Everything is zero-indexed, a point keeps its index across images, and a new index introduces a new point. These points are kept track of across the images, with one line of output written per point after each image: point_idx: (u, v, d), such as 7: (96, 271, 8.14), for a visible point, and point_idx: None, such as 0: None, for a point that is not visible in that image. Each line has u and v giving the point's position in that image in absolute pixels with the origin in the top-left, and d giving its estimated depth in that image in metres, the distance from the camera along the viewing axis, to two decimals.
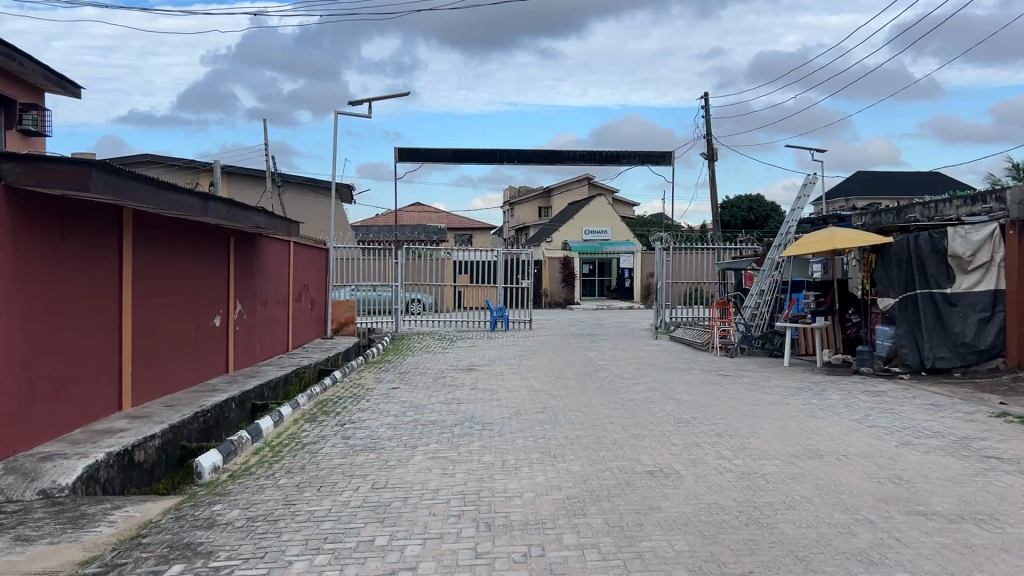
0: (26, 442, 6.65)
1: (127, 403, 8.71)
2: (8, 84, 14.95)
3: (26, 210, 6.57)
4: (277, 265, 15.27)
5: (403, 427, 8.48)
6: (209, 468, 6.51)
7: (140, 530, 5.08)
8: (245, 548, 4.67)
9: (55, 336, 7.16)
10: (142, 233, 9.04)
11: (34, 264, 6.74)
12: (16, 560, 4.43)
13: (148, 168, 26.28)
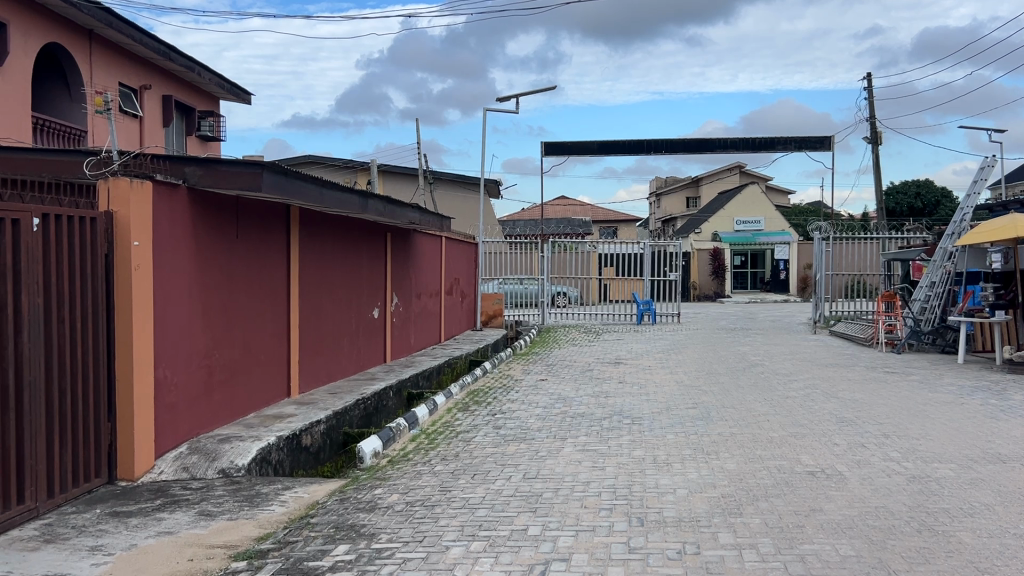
0: (206, 425, 7.19)
1: (294, 390, 9.24)
2: (188, 93, 16.18)
3: (206, 210, 7.09)
4: (429, 259, 15.75)
5: (552, 418, 8.55)
6: (370, 453, 6.81)
7: (309, 510, 5.37)
8: (405, 532, 4.84)
9: (232, 327, 7.70)
10: (307, 230, 9.55)
11: (213, 261, 7.26)
12: (201, 533, 4.83)
13: (309, 168, 27.74)
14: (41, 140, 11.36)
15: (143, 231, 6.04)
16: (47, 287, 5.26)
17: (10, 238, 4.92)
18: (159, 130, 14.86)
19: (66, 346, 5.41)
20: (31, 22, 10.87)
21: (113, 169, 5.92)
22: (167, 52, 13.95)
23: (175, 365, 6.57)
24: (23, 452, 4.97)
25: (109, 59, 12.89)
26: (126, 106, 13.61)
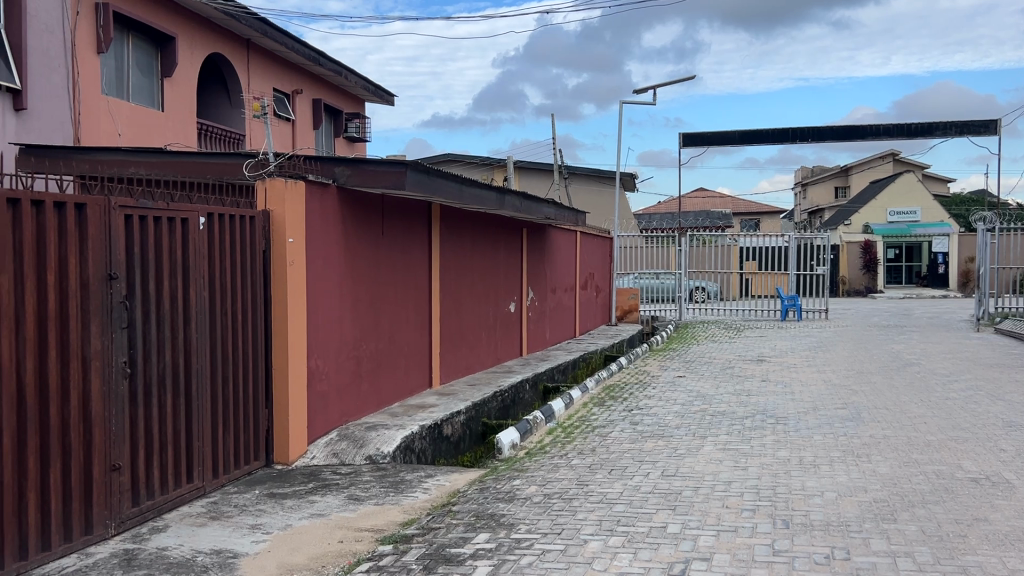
0: (354, 413, 7.51)
1: (436, 381, 9.51)
2: (336, 96, 16.92)
3: (354, 207, 7.40)
4: (565, 254, 15.80)
5: (691, 416, 8.40)
6: (508, 444, 6.92)
7: (450, 498, 5.52)
8: (543, 523, 4.90)
9: (378, 320, 8.01)
10: (448, 226, 9.79)
11: (360, 256, 7.58)
12: (350, 516, 5.07)
13: (448, 166, 28.45)
14: (205, 144, 12.23)
15: (297, 227, 6.37)
16: (212, 281, 5.65)
17: (180, 235, 5.32)
18: (309, 133, 15.63)
19: (228, 337, 5.80)
20: (196, 35, 11.67)
21: (269, 170, 6.27)
22: (317, 57, 14.62)
23: (326, 355, 6.90)
24: (192, 434, 5.38)
25: (265, 66, 13.68)
26: (280, 110, 14.41)
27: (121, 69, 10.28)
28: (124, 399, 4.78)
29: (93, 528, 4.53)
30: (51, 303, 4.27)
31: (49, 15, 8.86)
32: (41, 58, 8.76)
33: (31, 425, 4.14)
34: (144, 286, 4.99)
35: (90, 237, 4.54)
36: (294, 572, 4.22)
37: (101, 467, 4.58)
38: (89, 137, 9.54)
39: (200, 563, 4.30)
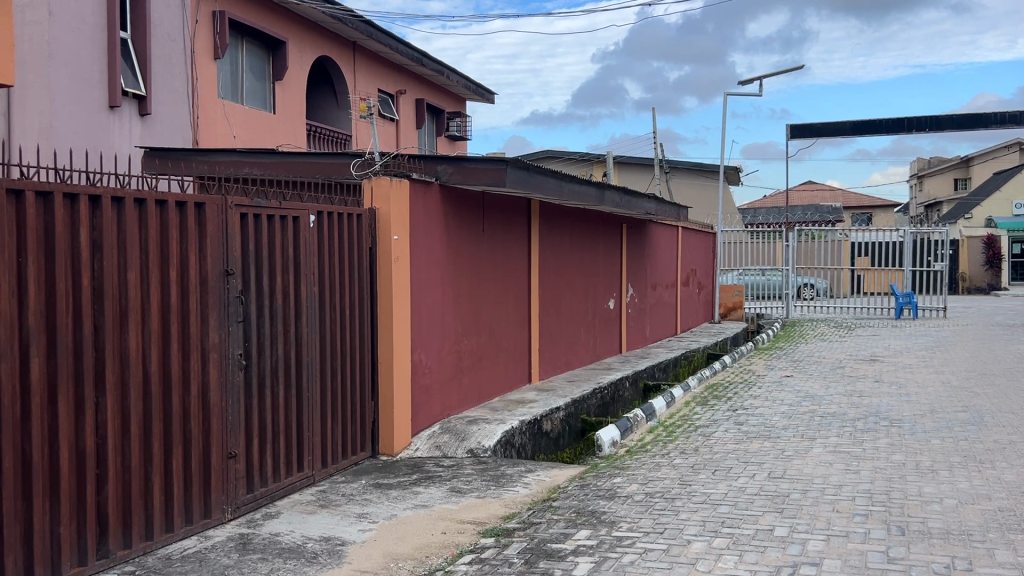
0: (456, 407, 7.63)
1: (535, 376, 9.55)
2: (438, 96, 17.19)
3: (456, 204, 7.51)
4: (666, 249, 15.58)
5: (799, 416, 8.15)
6: (609, 442, 6.88)
7: (551, 494, 5.53)
8: (645, 522, 4.85)
9: (478, 315, 8.10)
10: (547, 222, 9.82)
11: (462, 252, 7.68)
12: (453, 508, 5.15)
13: (548, 163, 28.47)
14: (314, 145, 12.65)
15: (402, 225, 6.51)
16: (321, 277, 5.84)
17: (291, 233, 5.52)
18: (412, 132, 15.93)
19: (336, 331, 5.98)
20: (305, 39, 12.07)
21: (375, 168, 6.43)
22: (419, 57, 14.86)
23: (429, 350, 7.03)
24: (302, 425, 5.58)
25: (370, 68, 14.03)
26: (384, 111, 14.76)
27: (235, 73, 10.74)
28: (240, 390, 5.00)
29: (211, 512, 4.76)
30: (173, 297, 4.50)
31: (171, 24, 9.33)
32: (163, 64, 9.24)
33: (155, 412, 4.38)
34: (258, 282, 5.20)
35: (209, 235, 4.76)
36: (399, 561, 4.32)
37: (218, 454, 4.81)
38: (206, 139, 10.01)
39: (310, 549, 4.46)
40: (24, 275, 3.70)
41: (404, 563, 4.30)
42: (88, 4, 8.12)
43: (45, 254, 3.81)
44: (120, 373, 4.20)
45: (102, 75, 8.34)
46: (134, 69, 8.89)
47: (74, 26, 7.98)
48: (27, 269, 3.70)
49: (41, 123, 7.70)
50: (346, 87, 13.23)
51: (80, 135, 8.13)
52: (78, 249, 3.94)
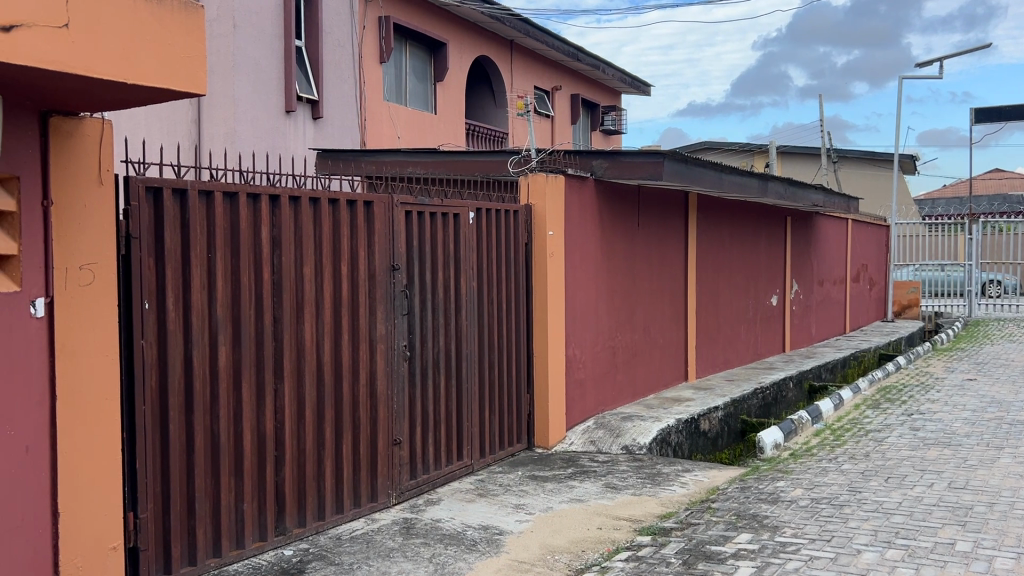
0: (611, 402, 7.61)
1: (692, 374, 9.37)
2: (593, 90, 17.15)
3: (612, 200, 7.48)
4: (834, 244, 14.82)
5: (984, 424, 7.53)
6: (771, 444, 6.64)
7: (710, 494, 5.40)
8: (810, 529, 4.64)
9: (634, 310, 8.03)
10: (705, 216, 9.59)
11: (617, 247, 7.63)
12: (610, 504, 5.15)
13: (705, 155, 27.75)
14: (472, 142, 12.97)
15: (558, 220, 6.56)
16: (480, 273, 5.98)
17: (452, 231, 5.68)
18: (568, 127, 15.99)
19: (493, 324, 6.11)
20: (464, 40, 12.37)
21: (532, 165, 6.51)
22: (575, 53, 14.85)
23: (584, 345, 7.05)
24: (461, 415, 5.74)
25: (527, 65, 14.19)
26: (541, 108, 14.90)
27: (399, 76, 11.17)
28: (404, 380, 5.20)
29: (377, 496, 4.98)
30: (344, 290, 4.75)
31: (341, 31, 9.81)
32: (334, 70, 9.74)
33: (327, 400, 4.64)
34: (421, 276, 5.39)
35: (377, 231, 4.98)
36: (556, 554, 4.35)
37: (384, 441, 5.03)
38: (372, 140, 10.49)
39: (469, 536, 4.58)
40: (213, 270, 4.01)
41: (560, 556, 4.34)
42: (268, 16, 8.69)
43: (231, 250, 4.12)
44: (296, 362, 4.48)
45: (279, 82, 8.91)
46: (307, 75, 9.44)
47: (256, 37, 8.56)
48: (216, 264, 4.01)
49: (226, 128, 8.32)
50: (504, 85, 13.44)
51: (261, 139, 8.73)
52: (260, 245, 4.23)
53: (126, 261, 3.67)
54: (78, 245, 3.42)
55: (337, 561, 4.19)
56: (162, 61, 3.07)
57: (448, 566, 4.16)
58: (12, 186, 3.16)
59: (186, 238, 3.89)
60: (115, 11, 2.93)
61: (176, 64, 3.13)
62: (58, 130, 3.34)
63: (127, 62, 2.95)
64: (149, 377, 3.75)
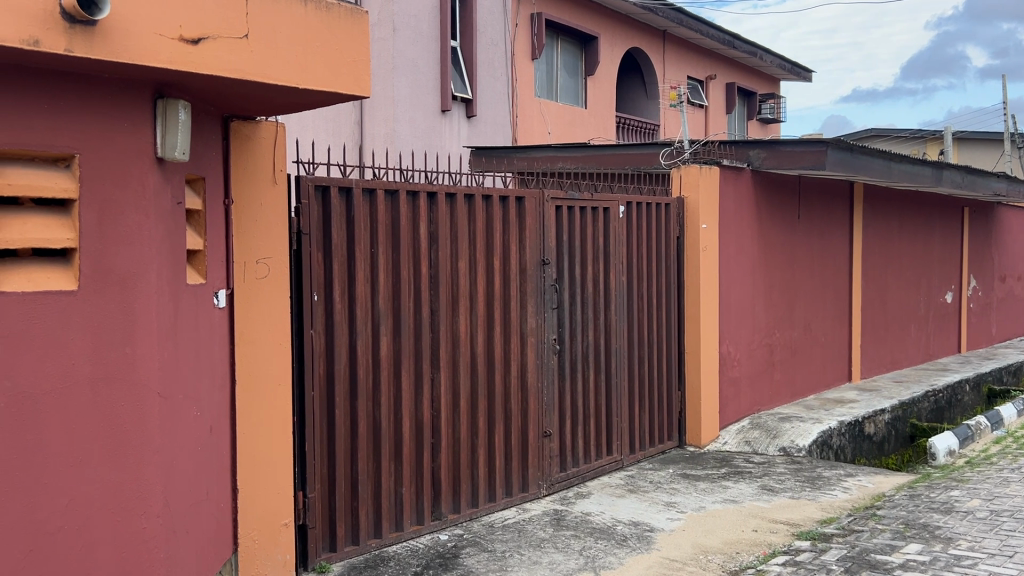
0: (767, 402, 7.36)
1: (856, 375, 8.90)
2: (750, 78, 16.60)
3: (769, 193, 7.22)
4: (1019, 236, 13.64)
5: None
6: (945, 451, 6.20)
7: (875, 501, 5.12)
8: (989, 543, 4.31)
9: (792, 307, 7.73)
10: (872, 207, 9.07)
11: (775, 241, 7.36)
12: (765, 506, 4.99)
13: (872, 142, 26.22)
14: (624, 136, 12.89)
15: (712, 214, 6.41)
16: (631, 267, 5.94)
17: (602, 225, 5.67)
18: (722, 118, 15.57)
19: (645, 320, 6.06)
20: (616, 32, 12.28)
21: (685, 158, 6.39)
22: (731, 40, 14.40)
23: (739, 342, 6.86)
24: (611, 411, 5.73)
25: (680, 55, 13.91)
26: (694, 98, 14.58)
27: (550, 71, 11.25)
28: (555, 373, 5.25)
29: (528, 487, 5.06)
30: (496, 284, 4.85)
31: (495, 29, 9.99)
32: (487, 68, 9.94)
33: (481, 390, 4.76)
34: (572, 271, 5.41)
35: (528, 226, 5.05)
36: (709, 554, 4.27)
37: (535, 433, 5.10)
38: (524, 137, 10.63)
39: (620, 532, 4.56)
40: (375, 264, 4.20)
41: (714, 556, 4.25)
42: (425, 18, 8.97)
43: (392, 245, 4.30)
44: (451, 353, 4.62)
45: (435, 82, 9.19)
46: (462, 74, 9.69)
47: (414, 39, 8.86)
48: (378, 258, 4.20)
49: (386, 128, 8.67)
50: (656, 77, 13.25)
51: (418, 138, 9.03)
52: (418, 241, 4.39)
53: (297, 256, 3.91)
54: (255, 242, 3.68)
55: (490, 548, 4.29)
56: (328, 64, 3.25)
57: (598, 559, 4.16)
58: (199, 186, 3.35)
59: (351, 234, 4.09)
60: (289, 18, 3.10)
61: (341, 66, 3.30)
62: (238, 133, 3.60)
63: (297, 66, 3.13)
64: (317, 364, 3.98)
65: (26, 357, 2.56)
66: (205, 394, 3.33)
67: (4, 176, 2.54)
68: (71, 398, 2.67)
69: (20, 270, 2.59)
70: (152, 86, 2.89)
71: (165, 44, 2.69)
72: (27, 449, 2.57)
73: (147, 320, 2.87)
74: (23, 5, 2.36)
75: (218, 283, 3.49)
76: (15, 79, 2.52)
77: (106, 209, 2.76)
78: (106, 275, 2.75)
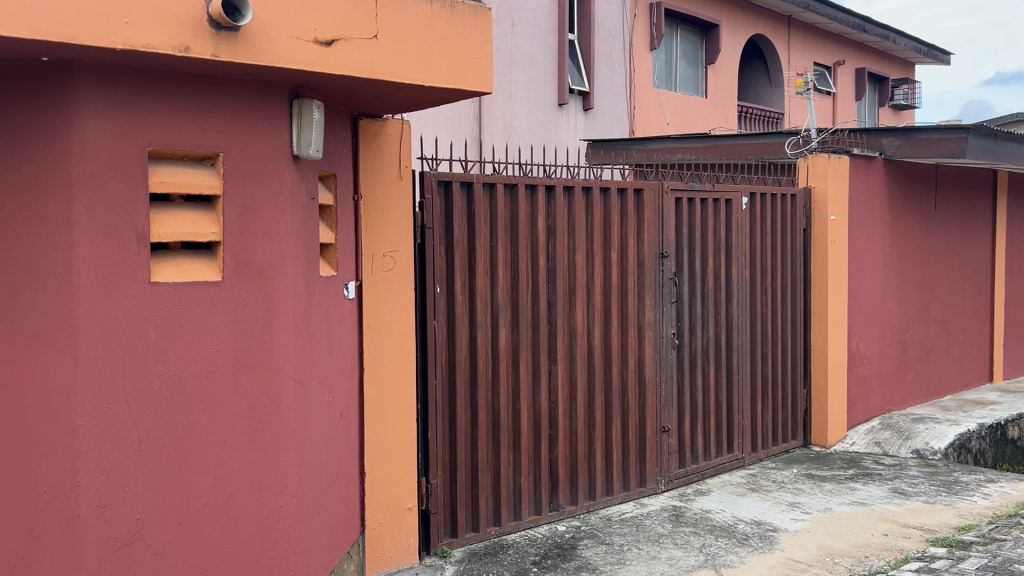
0: (899, 402, 7.03)
1: (998, 375, 8.38)
2: (882, 63, 15.80)
3: (903, 183, 6.88)
4: None
5: None
6: None
7: (1019, 509, 4.81)
8: None
9: (928, 303, 7.34)
10: (1017, 197, 8.50)
11: (909, 232, 7.02)
12: (897, 511, 4.79)
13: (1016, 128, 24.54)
14: (745, 126, 12.58)
15: (840, 205, 6.17)
16: (754, 261, 5.79)
17: (724, 217, 5.55)
18: (851, 105, 14.94)
19: (768, 315, 5.90)
20: (738, 19, 11.94)
21: (812, 147, 6.17)
22: (862, 24, 13.72)
23: (869, 339, 6.58)
24: (732, 407, 5.61)
25: (806, 41, 13.38)
26: (821, 85, 14.02)
27: (669, 62, 11.10)
28: (674, 368, 5.18)
29: (646, 481, 5.03)
30: (614, 277, 4.83)
31: (613, 21, 9.91)
32: (606, 61, 9.88)
33: (598, 383, 4.76)
34: (692, 264, 5.33)
35: (647, 218, 4.99)
36: (836, 557, 4.13)
37: (654, 429, 5.06)
38: (642, 128, 10.53)
39: (741, 530, 4.47)
40: (495, 257, 4.27)
41: (841, 559, 4.11)
42: (543, 12, 9.00)
43: (511, 238, 4.36)
44: (568, 345, 4.64)
45: (552, 76, 9.22)
46: (580, 67, 9.68)
47: (531, 34, 8.91)
48: (498, 251, 4.27)
49: (505, 124, 8.75)
50: (781, 64, 12.81)
51: (535, 132, 9.08)
52: (537, 234, 4.43)
53: (421, 249, 4.01)
54: (382, 236, 3.81)
55: (608, 541, 4.29)
56: (453, 61, 3.32)
57: (719, 557, 4.09)
58: (330, 182, 3.50)
59: (472, 228, 4.18)
60: (416, 17, 3.19)
61: (464, 63, 3.36)
62: (366, 131, 3.74)
63: (424, 64, 3.22)
64: (439, 354, 4.08)
65: (176, 343, 2.75)
66: (335, 381, 3.48)
67: (157, 174, 2.73)
68: (215, 381, 2.84)
69: (171, 262, 2.78)
70: (288, 87, 3.03)
71: (301, 46, 2.82)
72: (178, 429, 2.76)
73: (284, 309, 3.01)
74: (173, 14, 2.53)
75: (348, 275, 3.63)
76: (166, 84, 2.70)
77: (248, 205, 2.91)
78: (247, 267, 2.90)
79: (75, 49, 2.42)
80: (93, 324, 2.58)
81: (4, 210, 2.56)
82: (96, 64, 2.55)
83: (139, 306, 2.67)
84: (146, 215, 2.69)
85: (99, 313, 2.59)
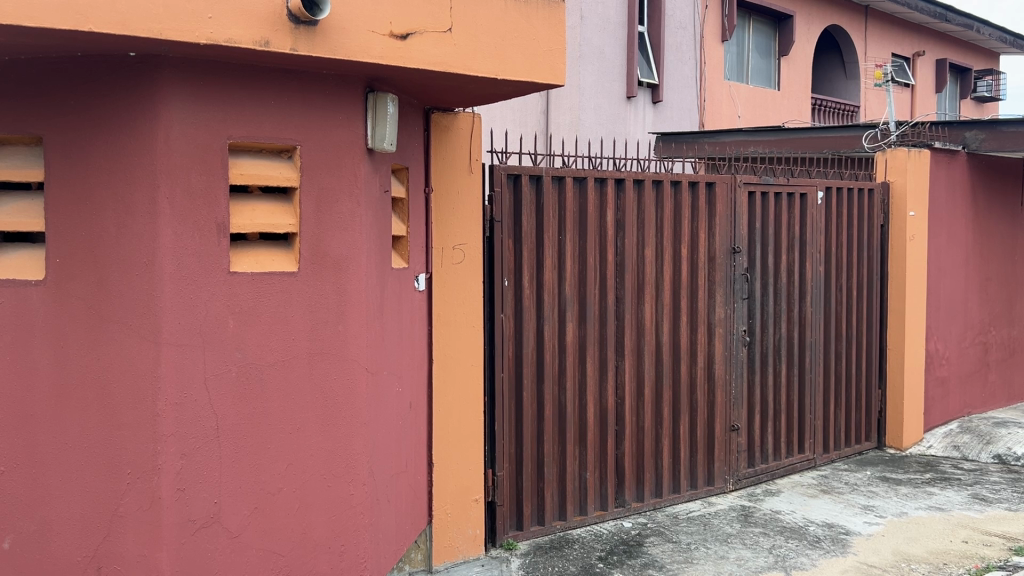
0: (980, 404, 6.79)
1: None
2: (966, 53, 15.23)
3: (987, 178, 6.62)
4: None
5: None
6: None
7: None
8: None
9: (1012, 303, 7.06)
10: None
11: (993, 228, 6.75)
12: (977, 517, 4.62)
13: None
14: (818, 118, 12.32)
15: (920, 200, 5.98)
16: (828, 257, 5.65)
17: (798, 212, 5.41)
18: (931, 98, 14.47)
19: (843, 313, 5.74)
20: (813, 9, 11.63)
21: (890, 141, 6.02)
22: (946, 13, 13.17)
23: (949, 339, 6.36)
24: (802, 406, 5.49)
25: (884, 31, 12.98)
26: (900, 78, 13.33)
27: (741, 53, 10.91)
28: (743, 365, 5.09)
29: (714, 480, 4.95)
30: (683, 272, 4.76)
31: (684, 12, 9.77)
32: (676, 53, 9.74)
33: (665, 378, 4.71)
34: (765, 260, 5.23)
35: (719, 212, 4.90)
36: (911, 563, 4.01)
37: (722, 427, 4.97)
38: (712, 122, 10.37)
39: (812, 532, 4.38)
40: (563, 249, 4.26)
41: (917, 565, 3.99)
42: (612, 5, 8.91)
43: (579, 231, 4.34)
44: (636, 339, 4.60)
45: (621, 68, 9.14)
46: (649, 59, 9.57)
47: (600, 26, 8.83)
48: (566, 244, 4.25)
49: (572, 117, 8.69)
50: (857, 55, 12.45)
51: (602, 125, 9.01)
52: (605, 227, 4.40)
53: (490, 242, 4.03)
54: (451, 228, 3.83)
55: (675, 539, 4.24)
56: (524, 53, 3.30)
57: (789, 559, 4.01)
58: (402, 175, 3.54)
59: (540, 221, 4.17)
60: (490, 10, 3.19)
61: (536, 55, 3.34)
62: (437, 124, 3.77)
63: (497, 58, 3.21)
64: (507, 347, 4.09)
65: (253, 332, 2.81)
66: (405, 372, 3.50)
67: (237, 167, 2.80)
68: (290, 369, 2.90)
69: (249, 252, 2.85)
70: (365, 81, 3.07)
71: (377, 40, 2.84)
72: (254, 416, 2.83)
73: (357, 300, 3.05)
74: (254, 9, 2.57)
75: (418, 266, 3.66)
76: (247, 78, 2.76)
77: (323, 198, 2.95)
78: (321, 258, 2.95)
79: (160, 44, 2.49)
80: (175, 313, 2.66)
81: (94, 201, 2.65)
82: (181, 59, 2.61)
83: (219, 295, 2.74)
84: (225, 207, 2.75)
85: (180, 301, 2.67)
